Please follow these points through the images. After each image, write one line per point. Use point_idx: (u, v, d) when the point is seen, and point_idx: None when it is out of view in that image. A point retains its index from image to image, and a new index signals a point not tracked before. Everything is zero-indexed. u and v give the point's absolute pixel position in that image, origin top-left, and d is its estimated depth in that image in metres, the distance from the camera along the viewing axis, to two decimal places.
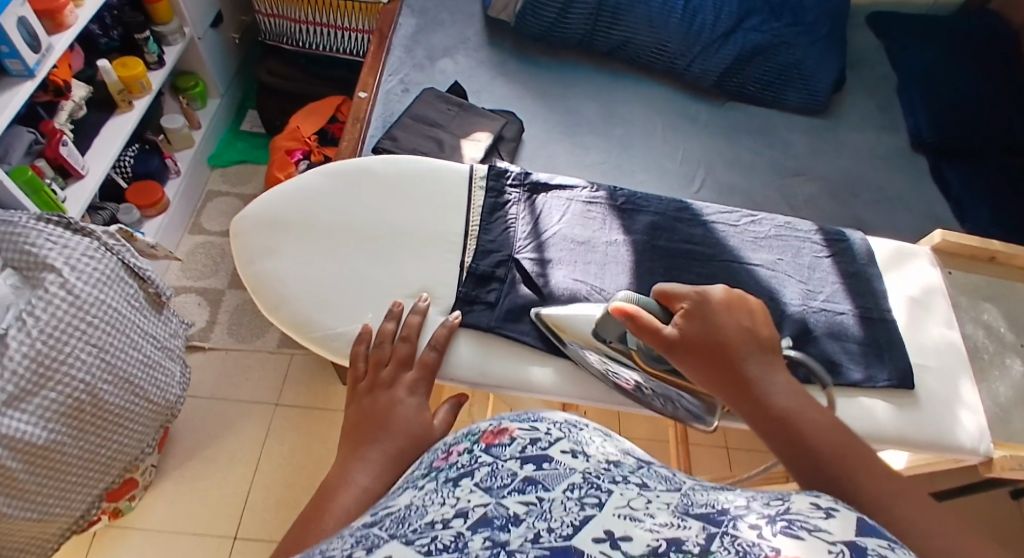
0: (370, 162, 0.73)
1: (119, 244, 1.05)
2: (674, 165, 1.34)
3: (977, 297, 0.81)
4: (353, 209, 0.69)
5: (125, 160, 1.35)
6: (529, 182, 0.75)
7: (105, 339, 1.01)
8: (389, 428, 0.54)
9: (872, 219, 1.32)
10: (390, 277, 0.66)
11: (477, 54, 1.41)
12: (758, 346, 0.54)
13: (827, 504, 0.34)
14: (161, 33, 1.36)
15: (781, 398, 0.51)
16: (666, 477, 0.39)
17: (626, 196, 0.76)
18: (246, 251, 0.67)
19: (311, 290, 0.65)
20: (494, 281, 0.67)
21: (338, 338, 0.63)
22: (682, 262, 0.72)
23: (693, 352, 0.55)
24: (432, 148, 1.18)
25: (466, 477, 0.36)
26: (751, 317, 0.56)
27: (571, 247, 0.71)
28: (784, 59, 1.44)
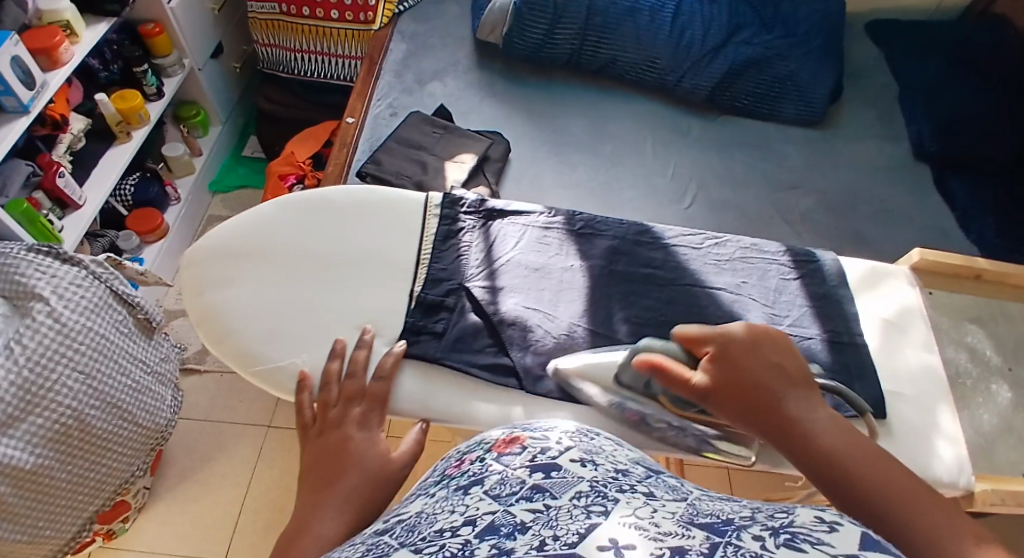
0: (326, 191, 0.72)
1: (108, 272, 1.09)
2: (665, 182, 1.33)
3: (960, 318, 0.78)
4: (306, 240, 0.68)
5: (125, 189, 1.38)
6: (484, 210, 0.74)
7: (93, 365, 1.03)
8: (343, 469, 0.52)
9: (872, 233, 1.28)
10: (342, 306, 0.65)
11: (466, 76, 1.41)
12: (793, 384, 0.55)
13: (827, 517, 0.32)
14: (160, 65, 1.38)
15: (819, 432, 0.52)
16: (673, 488, 0.40)
17: (585, 221, 0.75)
18: (195, 282, 0.66)
19: (260, 322, 0.63)
20: (442, 311, 0.67)
21: (280, 373, 0.62)
22: (639, 287, 0.71)
23: (725, 397, 0.56)
24: (416, 171, 1.19)
25: (478, 485, 0.39)
26: (779, 353, 0.58)
27: (524, 274, 0.70)
28: (778, 72, 1.42)
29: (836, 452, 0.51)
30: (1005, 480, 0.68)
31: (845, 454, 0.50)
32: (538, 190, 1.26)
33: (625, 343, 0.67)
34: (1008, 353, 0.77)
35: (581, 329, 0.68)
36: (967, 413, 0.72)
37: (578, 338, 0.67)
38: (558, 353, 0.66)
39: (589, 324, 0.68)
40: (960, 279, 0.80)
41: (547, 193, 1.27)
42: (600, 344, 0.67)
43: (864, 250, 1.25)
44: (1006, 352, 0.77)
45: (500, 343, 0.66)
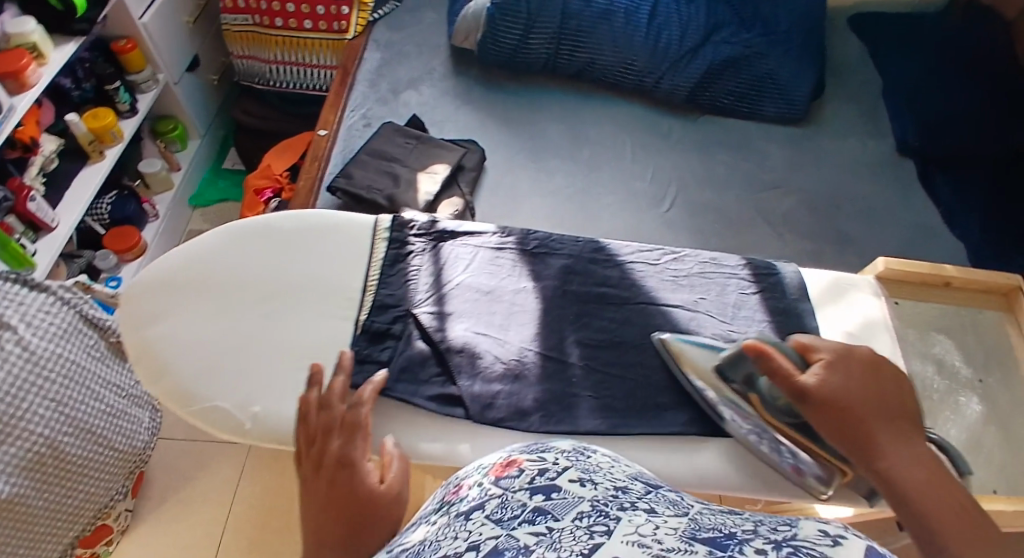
0: (273, 217, 0.72)
1: (76, 297, 1.09)
2: (643, 186, 1.28)
3: (925, 327, 0.81)
4: (248, 272, 0.68)
5: (101, 207, 1.37)
6: (435, 232, 0.74)
7: (64, 392, 1.04)
8: (330, 517, 0.51)
9: (855, 231, 1.25)
10: (281, 340, 0.65)
11: (442, 84, 1.37)
12: (894, 415, 0.57)
13: (832, 532, 0.32)
14: (133, 81, 1.37)
15: (899, 457, 0.53)
16: (672, 501, 0.39)
17: (539, 240, 0.75)
18: (135, 318, 0.66)
19: (195, 360, 0.64)
20: (388, 339, 0.66)
21: (214, 411, 0.62)
22: (594, 307, 0.71)
23: (824, 405, 0.58)
24: (388, 184, 1.14)
25: (479, 510, 0.39)
26: (894, 389, 0.59)
27: (474, 297, 0.70)
28: (758, 71, 1.38)
29: (911, 477, 0.52)
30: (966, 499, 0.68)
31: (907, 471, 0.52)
32: (513, 200, 1.22)
33: (577, 371, 0.68)
34: (978, 365, 0.80)
35: (533, 352, 0.68)
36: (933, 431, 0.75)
37: (528, 362, 0.67)
38: (507, 380, 0.66)
39: (541, 349, 0.68)
40: (923, 289, 0.83)
41: (522, 203, 1.22)
42: (551, 364, 0.68)
43: (849, 251, 1.22)
44: (976, 363, 0.81)
45: (447, 372, 0.65)
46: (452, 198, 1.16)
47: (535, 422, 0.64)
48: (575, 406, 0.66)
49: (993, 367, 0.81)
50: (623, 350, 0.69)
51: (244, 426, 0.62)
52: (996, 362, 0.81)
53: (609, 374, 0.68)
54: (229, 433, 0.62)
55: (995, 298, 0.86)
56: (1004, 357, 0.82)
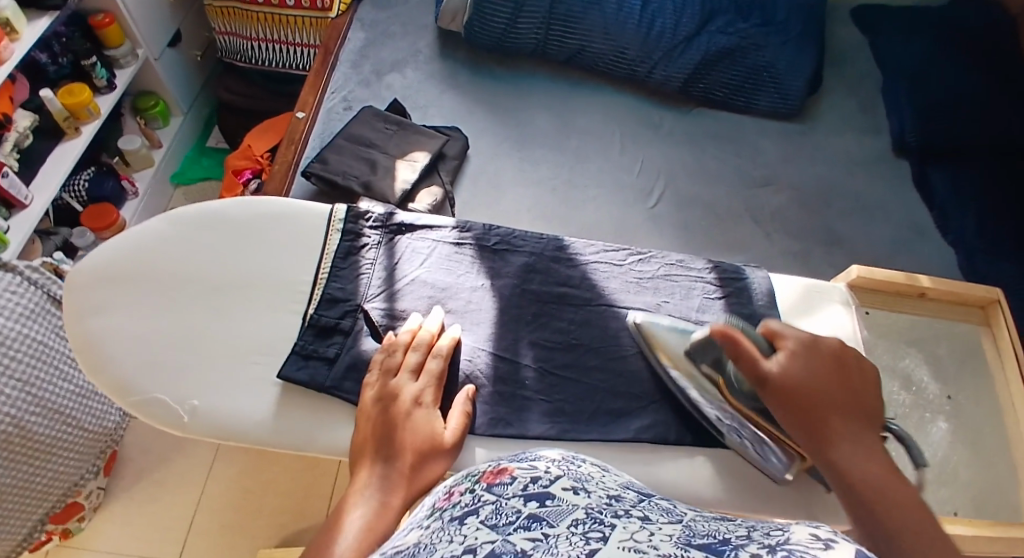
0: (223, 207, 0.75)
1: (45, 277, 1.07)
2: (630, 179, 1.21)
3: (896, 339, 0.82)
4: (194, 260, 0.72)
5: (78, 184, 1.36)
6: (392, 224, 0.78)
7: (29, 373, 1.02)
8: (403, 445, 0.58)
9: (844, 230, 1.20)
10: (224, 330, 0.68)
11: (427, 67, 1.31)
12: (855, 409, 0.59)
13: (823, 534, 0.30)
14: (111, 56, 1.35)
15: (853, 451, 0.55)
16: (667, 510, 0.40)
17: (501, 236, 0.79)
18: (77, 307, 0.68)
19: (136, 351, 0.66)
20: (337, 334, 0.69)
21: (154, 403, 0.65)
22: (553, 307, 0.74)
23: (789, 391, 0.60)
24: (364, 171, 1.07)
25: (472, 515, 0.36)
26: (858, 382, 0.62)
27: (428, 292, 0.73)
28: (753, 62, 1.32)
29: (864, 473, 0.53)
30: None
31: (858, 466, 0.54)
32: (496, 189, 1.15)
33: (531, 373, 0.70)
34: (948, 381, 0.82)
35: (486, 353, 0.70)
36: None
37: (479, 363, 0.69)
38: (459, 381, 0.67)
39: (496, 349, 0.70)
40: (903, 297, 0.85)
41: (505, 193, 1.15)
42: (505, 367, 0.70)
43: (838, 253, 1.17)
44: (946, 379, 0.82)
45: None
46: (431, 187, 1.08)
47: (481, 426, 0.66)
48: (527, 408, 0.68)
49: (964, 380, 0.82)
50: (579, 353, 0.72)
51: (182, 419, 0.64)
52: (968, 375, 0.83)
53: (563, 377, 0.70)
54: (165, 424, 0.64)
55: (973, 310, 0.86)
56: (974, 369, 0.83)
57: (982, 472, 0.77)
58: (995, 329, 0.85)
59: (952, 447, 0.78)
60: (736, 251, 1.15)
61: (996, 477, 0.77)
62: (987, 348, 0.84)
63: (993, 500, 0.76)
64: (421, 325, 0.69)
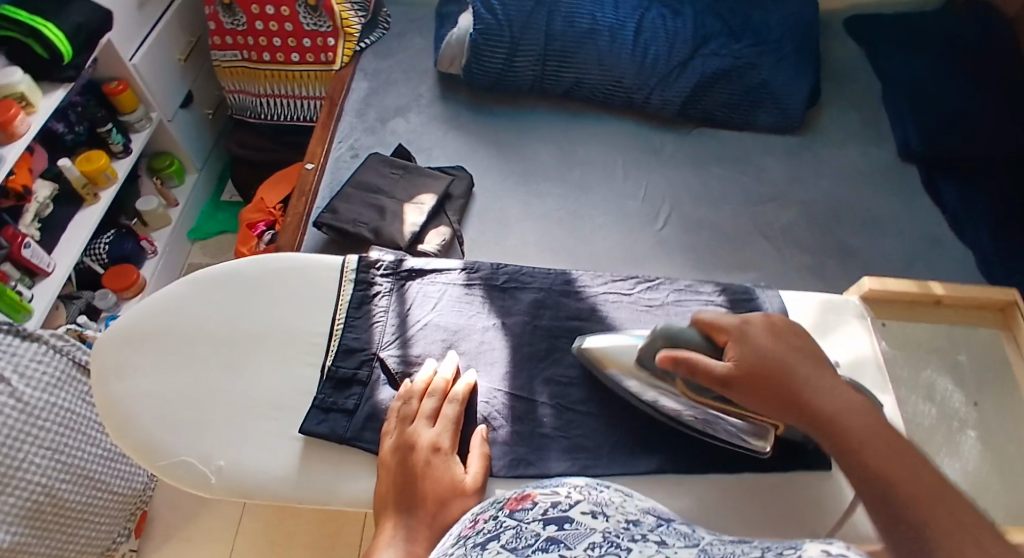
0: (237, 265, 0.78)
1: (70, 345, 1.09)
2: (636, 206, 1.22)
3: (911, 348, 0.82)
4: (213, 320, 0.74)
5: (99, 247, 1.39)
6: (402, 271, 0.80)
7: (60, 441, 1.04)
8: (424, 496, 0.58)
9: (854, 241, 1.19)
10: (244, 388, 0.70)
11: (430, 109, 1.33)
12: (809, 362, 0.60)
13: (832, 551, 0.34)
14: (127, 121, 1.40)
15: (834, 403, 0.55)
16: (684, 534, 0.44)
17: (509, 274, 0.81)
18: (102, 375, 0.70)
19: (161, 414, 0.68)
20: (355, 385, 0.70)
21: (180, 466, 0.66)
22: (565, 342, 0.75)
23: (748, 379, 0.59)
24: (373, 217, 1.10)
25: (494, 540, 0.41)
26: (798, 339, 0.62)
27: (441, 335, 0.75)
28: (750, 81, 1.32)
29: (845, 420, 0.54)
30: None
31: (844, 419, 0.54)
32: (503, 224, 1.17)
33: (547, 410, 0.71)
34: (971, 388, 0.81)
35: (502, 393, 0.71)
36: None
37: (496, 404, 0.70)
38: (475, 422, 0.68)
39: (511, 388, 0.71)
40: (918, 306, 0.85)
41: (513, 227, 1.17)
42: (520, 407, 0.71)
43: (849, 264, 1.16)
44: (968, 386, 0.81)
45: None
46: (440, 227, 1.10)
47: (501, 467, 0.66)
48: (546, 447, 0.68)
49: (986, 387, 0.81)
50: (595, 386, 0.73)
51: (209, 479, 0.65)
52: (988, 381, 0.82)
53: (582, 413, 0.71)
54: (192, 485, 0.65)
55: (990, 314, 0.86)
56: (997, 377, 0.82)
57: (1013, 480, 0.75)
58: (1015, 332, 0.84)
59: (979, 457, 0.76)
60: (747, 270, 1.14)
61: None
62: (1009, 350, 0.83)
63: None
64: (435, 372, 0.69)
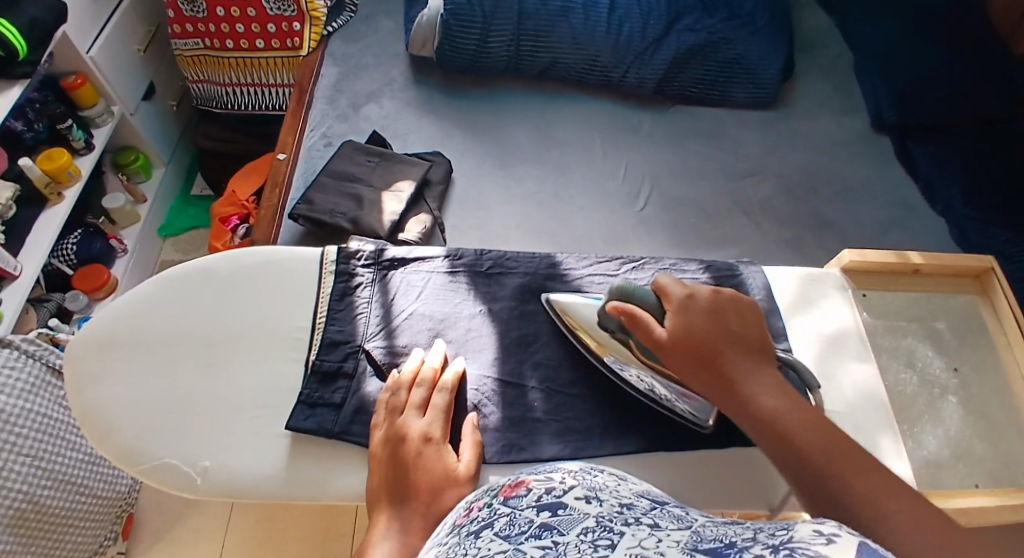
0: (212, 261, 0.76)
1: (43, 348, 1.06)
2: (616, 185, 1.21)
3: (894, 317, 0.83)
4: (190, 319, 0.72)
5: (66, 248, 1.35)
6: (384, 260, 0.78)
7: (38, 446, 1.01)
8: (417, 487, 0.57)
9: (832, 213, 1.19)
10: (226, 386, 0.68)
11: (403, 94, 1.31)
12: (745, 347, 0.60)
13: (827, 530, 0.33)
14: (87, 116, 1.35)
15: (758, 387, 0.57)
16: (677, 517, 0.43)
17: (493, 260, 0.80)
18: (77, 380, 0.68)
19: (140, 418, 0.66)
20: (341, 378, 0.69)
21: (163, 470, 0.64)
22: (553, 326, 0.75)
23: (680, 350, 0.61)
24: (350, 207, 1.07)
25: (488, 528, 0.41)
26: (740, 320, 0.62)
27: (427, 325, 0.74)
28: (724, 56, 1.32)
29: (783, 415, 0.55)
30: (950, 496, 0.70)
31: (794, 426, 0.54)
32: (483, 208, 1.15)
33: (537, 395, 0.70)
34: (952, 353, 0.82)
35: (492, 380, 0.70)
36: (911, 432, 0.75)
37: (486, 392, 0.69)
38: (465, 410, 0.67)
39: (500, 375, 0.71)
40: (899, 276, 0.86)
41: (492, 211, 1.15)
42: (510, 393, 0.70)
43: (827, 235, 1.17)
44: (948, 352, 0.82)
45: None
46: (420, 214, 1.08)
47: (493, 454, 0.66)
48: (538, 431, 0.68)
49: (965, 353, 0.82)
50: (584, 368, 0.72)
51: (195, 481, 0.64)
52: (969, 346, 0.83)
53: (572, 396, 0.70)
54: (177, 488, 0.64)
55: (967, 280, 0.88)
56: (978, 342, 0.83)
57: (995, 441, 0.76)
58: (991, 296, 0.86)
59: (961, 421, 0.77)
60: (728, 245, 1.15)
61: (1008, 447, 0.76)
62: (986, 316, 0.84)
63: (1010, 471, 0.74)
64: (422, 362, 0.68)
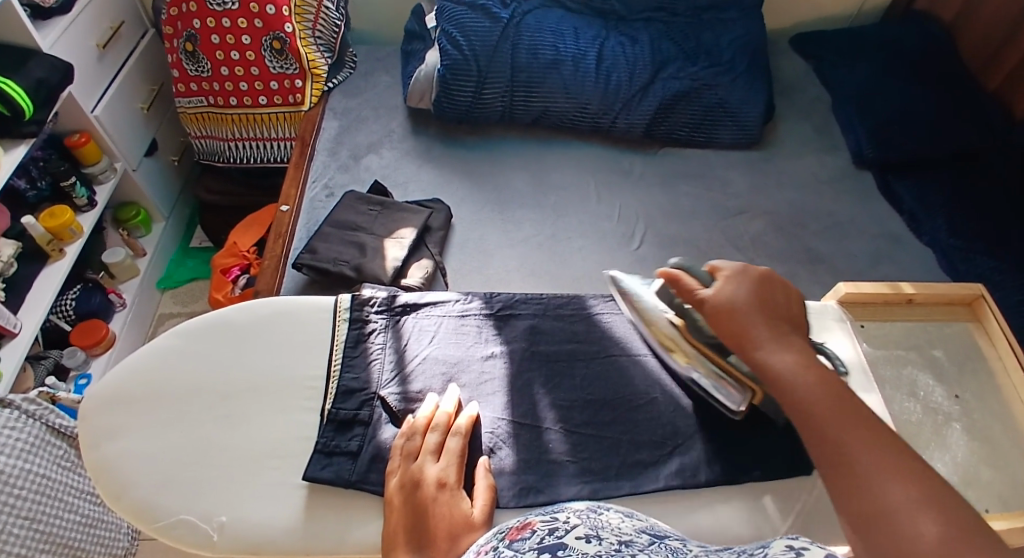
0: (227, 313, 0.77)
1: (42, 408, 1.05)
2: (611, 226, 1.23)
3: (892, 348, 0.85)
4: (205, 371, 0.73)
5: (65, 304, 1.35)
6: (396, 306, 0.80)
7: (34, 508, 1.00)
8: (435, 532, 0.57)
9: (824, 247, 1.21)
10: (241, 440, 0.68)
11: (402, 145, 1.34)
12: (776, 317, 0.66)
13: (795, 545, 0.39)
14: (90, 174, 1.37)
15: (783, 353, 0.62)
16: (674, 549, 0.47)
17: (504, 302, 0.82)
18: (93, 437, 0.69)
19: (155, 474, 0.66)
20: (356, 426, 0.70)
21: (179, 526, 0.64)
22: (563, 366, 0.77)
23: (719, 309, 0.67)
24: (354, 255, 1.09)
25: None
26: (781, 298, 0.68)
27: (440, 368, 0.75)
28: (708, 101, 1.35)
29: (803, 378, 0.60)
30: None
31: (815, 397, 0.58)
32: (483, 252, 1.17)
33: (554, 435, 0.71)
34: (951, 381, 0.83)
35: (506, 422, 0.72)
36: None
37: (500, 434, 0.71)
38: (478, 454, 0.68)
39: (514, 417, 0.72)
40: (894, 306, 0.89)
41: (492, 254, 1.17)
42: (525, 436, 0.71)
43: (821, 269, 1.18)
44: (948, 380, 0.83)
45: None
46: (422, 260, 1.10)
47: (509, 498, 0.66)
48: (555, 473, 0.69)
49: (965, 380, 0.84)
50: (595, 408, 0.73)
51: (211, 537, 0.64)
52: (967, 373, 0.84)
53: (585, 437, 0.71)
54: (194, 545, 0.64)
55: (960, 308, 0.90)
56: (978, 372, 0.85)
57: (999, 465, 0.77)
58: (983, 323, 0.88)
59: (967, 447, 0.78)
60: None
61: (1013, 471, 0.77)
62: (982, 343, 0.87)
63: (1016, 495, 0.75)
64: (437, 408, 0.69)
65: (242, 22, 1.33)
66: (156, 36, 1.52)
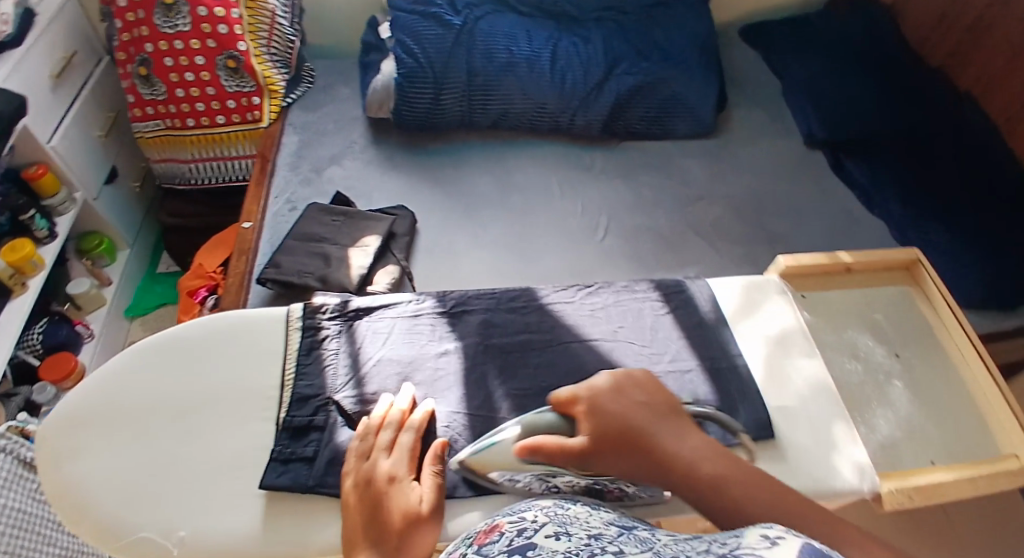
0: (182, 329, 0.77)
1: (11, 441, 1.03)
2: (577, 222, 1.24)
3: (837, 316, 0.86)
4: (161, 388, 0.73)
5: (32, 338, 1.34)
6: (348, 311, 0.81)
7: (14, 543, 0.98)
8: (391, 526, 0.58)
9: (785, 227, 1.23)
10: (200, 453, 0.68)
11: (363, 155, 1.34)
12: (658, 414, 0.62)
13: (770, 535, 0.37)
14: (50, 206, 1.35)
15: (687, 452, 0.59)
16: (642, 539, 0.46)
17: (457, 299, 0.83)
18: (51, 459, 0.68)
19: (115, 493, 0.66)
20: (312, 431, 0.70)
21: (140, 543, 0.63)
22: (517, 357, 0.77)
23: (607, 448, 0.61)
24: (318, 266, 1.09)
25: None
26: (643, 390, 0.65)
27: (394, 369, 0.75)
28: (663, 93, 1.37)
29: (716, 475, 0.58)
30: (908, 473, 0.72)
31: (740, 490, 0.56)
32: (449, 255, 1.18)
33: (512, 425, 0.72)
34: (894, 341, 0.85)
35: (463, 415, 0.72)
36: (863, 418, 0.78)
37: (457, 427, 0.71)
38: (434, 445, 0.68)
39: (471, 410, 0.72)
40: (833, 275, 0.90)
41: (458, 257, 1.17)
42: (485, 429, 0.71)
43: (780, 249, 1.20)
44: (890, 341, 0.85)
45: None
46: (387, 266, 1.10)
47: (468, 489, 0.67)
48: None
49: (910, 342, 0.85)
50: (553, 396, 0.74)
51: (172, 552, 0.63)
52: (915, 336, 0.85)
53: None
54: None
55: (899, 272, 0.91)
56: (929, 335, 0.86)
57: (942, 418, 0.78)
58: (922, 285, 0.90)
59: (913, 405, 0.79)
60: (689, 267, 1.17)
61: (963, 426, 0.78)
62: (921, 303, 0.88)
63: (965, 448, 0.76)
64: (392, 406, 0.69)
65: (195, 43, 1.33)
66: (111, 64, 1.51)
